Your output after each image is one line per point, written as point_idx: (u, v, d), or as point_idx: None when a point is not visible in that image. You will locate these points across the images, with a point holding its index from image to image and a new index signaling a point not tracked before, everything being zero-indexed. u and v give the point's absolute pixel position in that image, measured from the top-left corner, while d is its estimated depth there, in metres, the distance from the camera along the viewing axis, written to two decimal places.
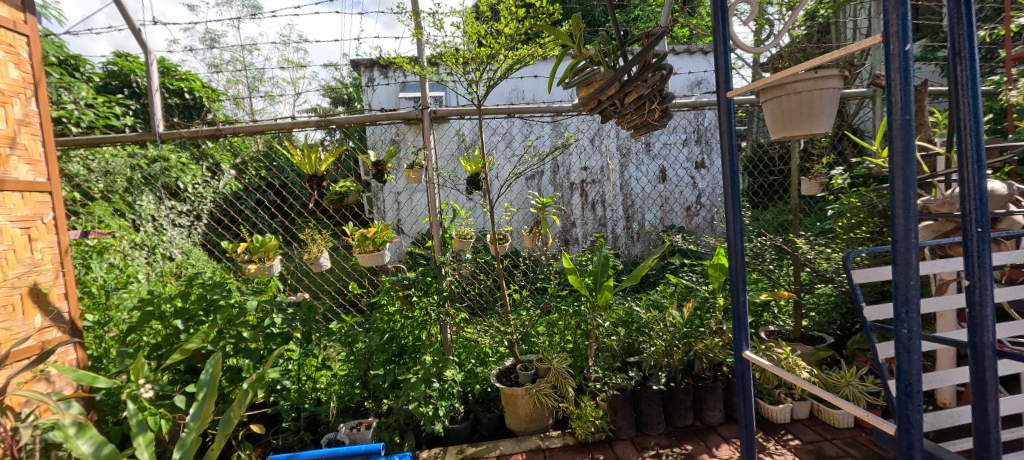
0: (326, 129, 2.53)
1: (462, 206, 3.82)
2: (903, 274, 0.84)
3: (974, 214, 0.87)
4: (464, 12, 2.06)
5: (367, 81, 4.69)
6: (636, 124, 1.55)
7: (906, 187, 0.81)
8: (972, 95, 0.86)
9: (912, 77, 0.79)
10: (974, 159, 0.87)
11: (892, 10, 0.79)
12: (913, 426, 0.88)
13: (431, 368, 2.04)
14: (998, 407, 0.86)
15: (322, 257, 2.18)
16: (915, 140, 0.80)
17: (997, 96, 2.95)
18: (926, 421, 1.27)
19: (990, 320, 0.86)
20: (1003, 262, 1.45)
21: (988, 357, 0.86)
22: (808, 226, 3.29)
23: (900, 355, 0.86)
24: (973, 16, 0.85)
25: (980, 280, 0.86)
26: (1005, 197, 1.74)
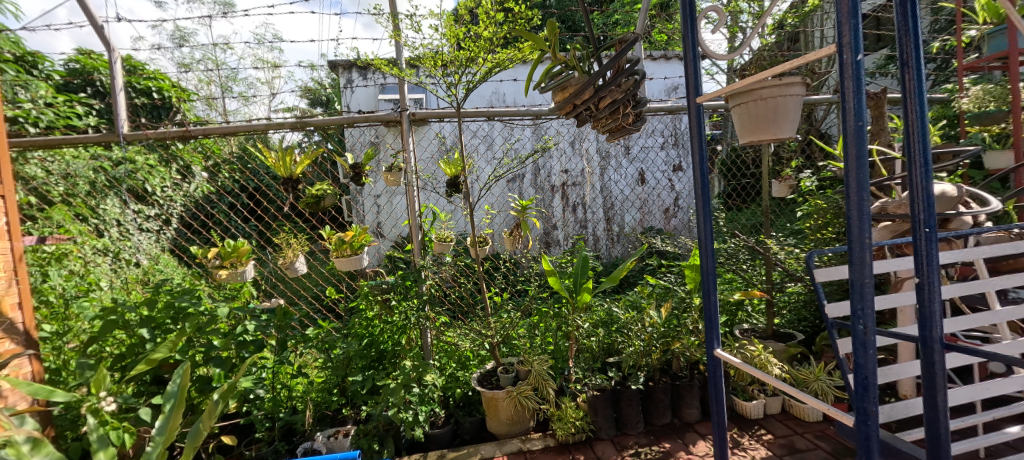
0: (302, 130, 2.48)
1: (442, 208, 3.79)
2: (858, 273, 0.87)
3: (923, 216, 0.92)
4: (442, 14, 2.05)
5: (345, 82, 4.63)
6: (611, 128, 1.57)
7: (860, 190, 0.84)
8: (919, 103, 0.92)
9: (864, 86, 0.83)
10: (921, 162, 0.91)
11: (845, 22, 0.83)
12: (869, 417, 0.91)
13: (411, 373, 2.02)
14: (946, 398, 0.94)
15: (297, 261, 2.13)
16: (869, 145, 0.83)
17: (951, 103, 3.11)
18: (882, 412, 1.36)
19: (939, 316, 0.93)
20: (949, 260, 1.54)
21: (936, 350, 0.94)
22: (780, 227, 3.38)
23: (856, 350, 0.89)
24: (920, 29, 0.91)
25: (929, 278, 0.93)
26: (953, 199, 1.83)
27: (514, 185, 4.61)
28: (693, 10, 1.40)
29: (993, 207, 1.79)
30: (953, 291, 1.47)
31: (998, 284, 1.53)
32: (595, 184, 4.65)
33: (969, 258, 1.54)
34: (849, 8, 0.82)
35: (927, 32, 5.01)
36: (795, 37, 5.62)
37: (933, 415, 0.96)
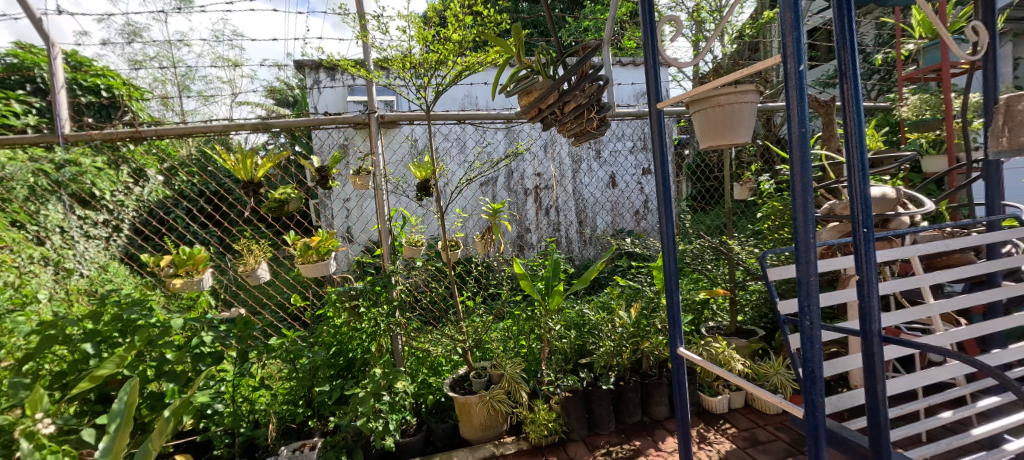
0: (266, 132, 2.40)
1: (412, 212, 3.73)
2: (805, 272, 0.93)
3: (861, 217, 0.97)
4: (411, 16, 2.02)
5: (312, 83, 4.51)
6: (576, 132, 1.58)
7: (805, 193, 0.90)
8: (855, 112, 0.97)
9: (807, 95, 0.88)
10: (859, 166, 0.96)
11: (788, 34, 0.88)
12: (817, 409, 0.98)
13: (380, 381, 1.97)
14: (885, 387, 1.01)
15: (259, 269, 2.04)
16: (812, 151, 0.88)
17: (894, 111, 3.31)
18: (831, 403, 1.35)
19: (877, 311, 0.98)
20: (888, 257, 1.62)
21: (877, 343, 1.00)
22: (742, 228, 3.50)
23: (804, 345, 0.96)
24: (855, 44, 0.97)
25: (869, 275, 0.98)
26: (893, 200, 1.95)
27: (486, 188, 4.59)
28: (653, 18, 1.43)
29: (927, 208, 1.90)
30: (891, 287, 1.54)
31: (932, 279, 1.62)
32: (567, 186, 4.67)
33: (906, 255, 1.62)
34: (792, 22, 0.87)
35: (871, 44, 5.34)
36: (754, 46, 5.86)
37: (874, 403, 1.03)
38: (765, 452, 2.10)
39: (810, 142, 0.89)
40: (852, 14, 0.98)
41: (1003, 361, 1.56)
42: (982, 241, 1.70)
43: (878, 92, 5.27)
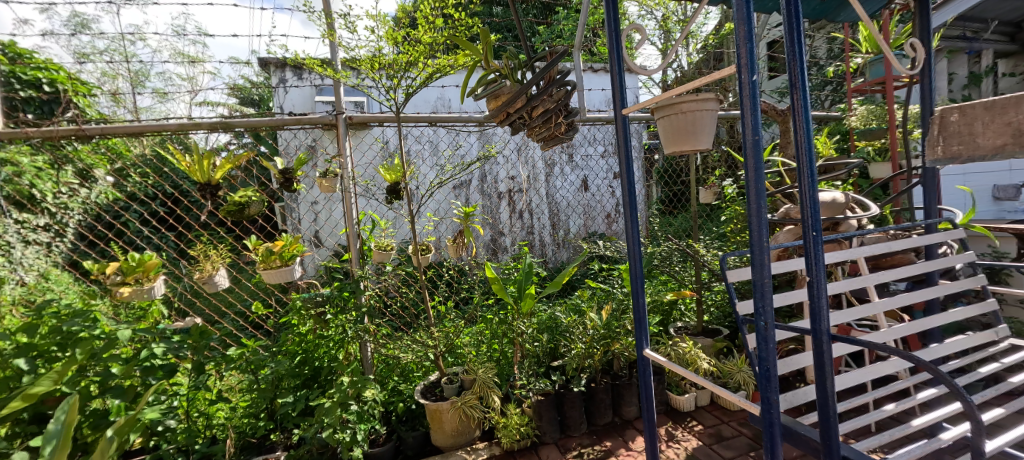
0: (227, 132, 2.29)
1: (381, 215, 3.66)
2: (759, 273, 1.01)
3: (811, 221, 1.04)
4: (380, 16, 1.98)
5: (277, 81, 4.38)
6: (545, 136, 1.58)
7: (758, 198, 0.98)
8: (805, 120, 1.03)
9: (760, 103, 0.95)
10: (809, 172, 1.02)
11: (742, 46, 0.95)
12: (772, 407, 1.05)
13: (348, 390, 1.91)
14: (833, 384, 1.09)
15: (217, 275, 1.94)
16: (765, 157, 0.96)
17: (844, 121, 3.50)
18: (785, 399, 1.36)
19: (827, 310, 1.06)
20: (837, 258, 1.69)
21: (825, 341, 1.08)
22: (708, 231, 3.61)
23: (760, 345, 1.04)
24: (804, 57, 1.04)
25: (818, 277, 1.04)
26: (842, 204, 2.07)
27: (458, 191, 4.55)
28: (618, 26, 1.46)
29: (873, 211, 2.02)
30: (839, 286, 1.59)
31: (877, 279, 1.69)
32: (541, 190, 4.68)
33: (853, 257, 1.69)
34: (745, 34, 0.95)
35: (824, 57, 5.64)
36: (718, 56, 6.07)
37: (824, 399, 1.11)
38: (729, 447, 2.15)
39: (763, 151, 0.97)
40: (800, 26, 1.05)
41: (940, 355, 1.64)
42: (921, 242, 1.80)
43: (831, 102, 5.55)
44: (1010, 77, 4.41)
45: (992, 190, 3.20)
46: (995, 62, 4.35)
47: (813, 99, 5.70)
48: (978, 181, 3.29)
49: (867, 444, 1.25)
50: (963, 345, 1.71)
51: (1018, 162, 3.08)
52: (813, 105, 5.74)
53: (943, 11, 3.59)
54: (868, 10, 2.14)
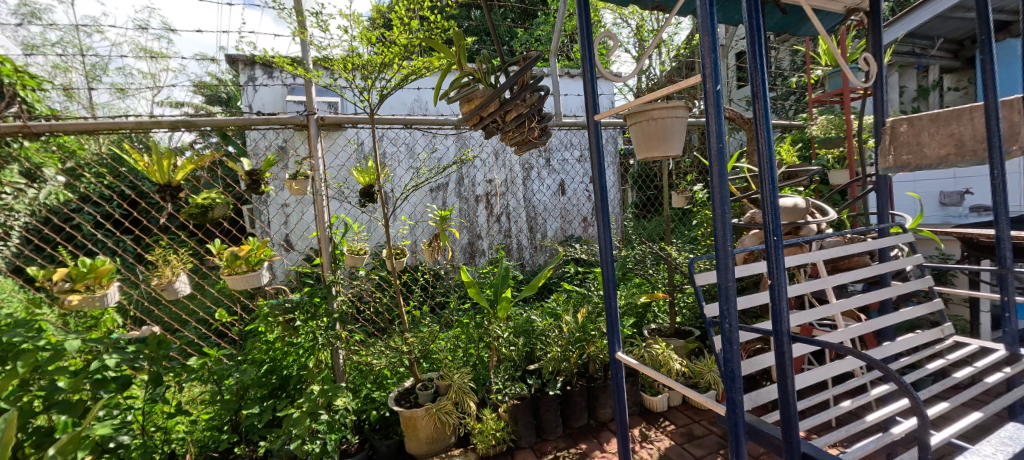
0: (191, 131, 2.19)
1: (354, 219, 3.58)
2: (724, 277, 1.05)
3: (771, 226, 1.07)
4: (353, 15, 1.94)
5: (246, 80, 4.24)
6: (518, 141, 1.58)
7: (723, 204, 1.02)
8: (767, 130, 1.07)
9: (724, 112, 0.99)
10: (770, 179, 1.06)
11: (707, 56, 1.00)
12: (736, 406, 1.10)
13: (318, 399, 1.85)
14: (794, 383, 1.12)
15: (177, 282, 1.85)
16: (728, 164, 1.00)
17: (806, 130, 3.65)
18: (750, 398, 1.36)
19: (787, 312, 1.09)
20: (799, 261, 1.74)
21: (785, 341, 1.11)
22: (680, 234, 3.68)
23: (726, 346, 1.08)
24: (765, 69, 1.08)
25: (779, 280, 1.08)
26: (802, 209, 2.14)
27: (435, 194, 4.50)
28: (590, 34, 1.47)
29: (832, 216, 2.10)
30: (799, 288, 1.63)
31: (834, 281, 1.75)
32: (518, 194, 4.68)
33: (812, 260, 1.74)
34: (710, 46, 0.99)
35: (788, 69, 5.88)
36: (689, 65, 6.24)
37: (785, 397, 1.13)
38: (700, 446, 2.19)
39: (727, 160, 1.01)
40: (762, 38, 1.09)
41: (892, 352, 1.69)
42: (875, 245, 1.87)
43: (794, 111, 5.79)
44: (954, 91, 4.58)
45: (938, 196, 3.37)
46: (942, 77, 4.62)
47: (777, 108, 5.93)
48: (926, 187, 3.43)
49: (825, 439, 1.25)
50: (912, 343, 1.77)
51: (960, 171, 3.30)
52: (777, 114, 5.98)
53: (894, 28, 3.79)
54: (827, 25, 2.23)
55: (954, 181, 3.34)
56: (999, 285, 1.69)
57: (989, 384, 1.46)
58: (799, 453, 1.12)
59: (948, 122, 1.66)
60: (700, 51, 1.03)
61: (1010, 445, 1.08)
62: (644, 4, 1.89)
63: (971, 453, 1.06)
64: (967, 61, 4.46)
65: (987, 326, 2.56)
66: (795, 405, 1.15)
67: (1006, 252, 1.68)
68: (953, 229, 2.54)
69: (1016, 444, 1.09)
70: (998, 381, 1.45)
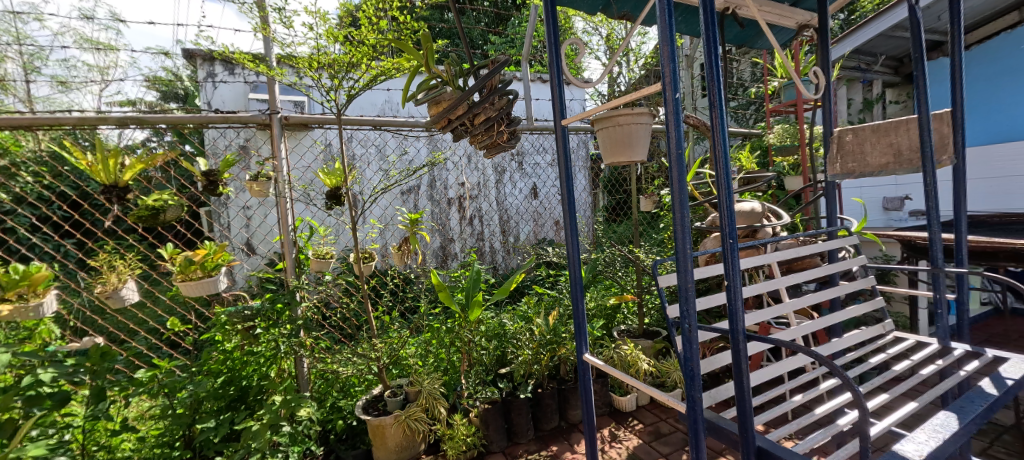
0: (142, 128, 2.06)
1: (321, 221, 3.47)
2: (683, 278, 1.09)
3: (729, 230, 1.10)
4: (318, 13, 1.88)
5: (205, 76, 4.06)
6: (487, 144, 1.55)
7: (682, 208, 1.05)
8: (723, 138, 1.09)
9: (682, 119, 1.02)
10: (726, 184, 1.09)
11: (667, 65, 1.03)
12: (696, 404, 1.14)
13: (280, 410, 1.76)
14: (750, 380, 1.15)
15: (124, 289, 1.74)
16: (686, 169, 1.03)
17: (764, 138, 3.81)
18: (710, 394, 1.39)
19: (742, 311, 1.13)
20: (755, 262, 1.79)
21: (741, 340, 1.15)
22: (648, 237, 3.76)
23: (685, 346, 1.12)
24: (720, 79, 1.11)
25: (735, 281, 1.12)
26: (759, 213, 2.22)
27: (406, 197, 4.42)
28: (558, 39, 1.48)
29: (785, 219, 2.19)
30: (753, 288, 1.67)
31: (787, 281, 1.81)
32: (490, 197, 4.65)
33: (767, 261, 1.80)
34: (669, 55, 1.01)
35: (748, 79, 6.13)
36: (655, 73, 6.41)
37: (741, 393, 1.16)
38: (667, 443, 2.22)
39: (685, 166, 1.04)
40: (718, 49, 1.12)
41: (840, 348, 1.77)
42: (825, 247, 1.95)
43: (754, 120, 6.03)
44: (895, 104, 4.89)
45: (882, 201, 3.57)
46: (884, 90, 4.92)
47: (739, 117, 6.17)
48: (870, 193, 3.63)
49: (778, 432, 1.28)
50: (857, 338, 1.84)
51: (901, 178, 3.51)
52: (739, 122, 6.21)
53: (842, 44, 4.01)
54: (781, 39, 2.34)
55: (895, 188, 3.53)
56: (933, 283, 1.79)
57: (924, 376, 1.54)
58: (754, 446, 1.15)
59: (888, 133, 1.75)
60: (661, 60, 1.05)
61: (942, 432, 1.17)
62: (610, 13, 1.92)
63: (906, 441, 1.14)
64: (906, 77, 4.78)
65: (924, 321, 2.72)
66: (750, 401, 1.19)
67: (938, 253, 1.78)
68: (894, 231, 2.70)
69: (947, 430, 1.17)
70: (932, 372, 1.54)
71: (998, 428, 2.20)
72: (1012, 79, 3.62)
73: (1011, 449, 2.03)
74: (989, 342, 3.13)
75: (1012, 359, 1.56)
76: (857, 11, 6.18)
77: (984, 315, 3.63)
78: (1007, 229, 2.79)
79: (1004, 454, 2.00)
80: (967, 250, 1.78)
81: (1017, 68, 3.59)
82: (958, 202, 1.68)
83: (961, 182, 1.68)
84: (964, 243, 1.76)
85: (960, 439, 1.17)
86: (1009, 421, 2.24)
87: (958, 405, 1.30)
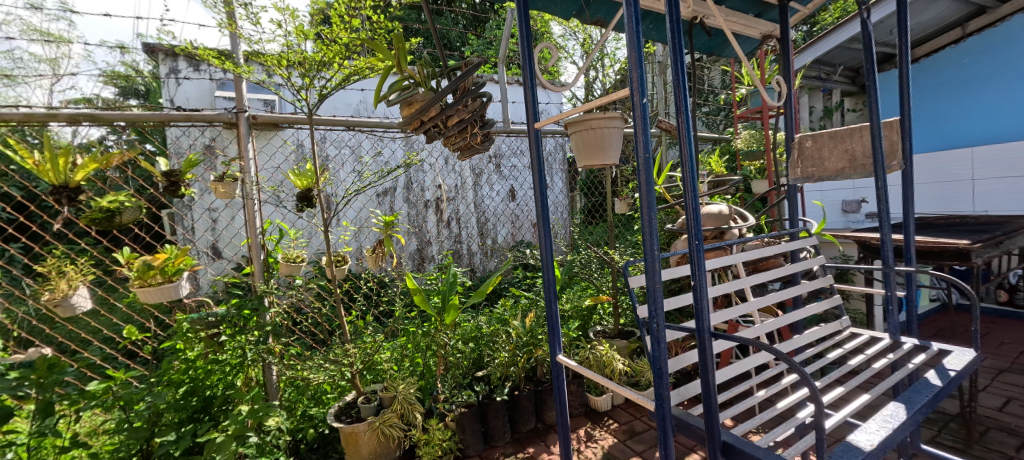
0: (97, 126, 1.96)
1: (291, 224, 3.37)
2: (651, 279, 1.11)
3: (695, 231, 1.12)
4: (286, 8, 1.82)
5: (168, 72, 3.89)
6: (460, 146, 1.54)
7: (650, 211, 1.06)
8: (688, 142, 1.11)
9: (649, 123, 1.04)
10: (692, 188, 1.11)
11: (634, 71, 1.04)
12: (663, 401, 1.16)
13: (246, 420, 1.68)
14: (715, 377, 1.17)
15: (75, 296, 1.64)
16: (652, 172, 1.05)
17: (732, 142, 3.92)
18: (679, 392, 1.41)
19: (708, 310, 1.15)
20: (722, 262, 1.83)
21: (706, 338, 1.17)
22: (622, 239, 3.80)
23: (653, 345, 1.14)
24: (686, 85, 1.13)
25: (701, 281, 1.14)
26: (726, 215, 2.29)
27: (381, 198, 4.34)
28: (530, 42, 1.48)
29: (751, 221, 2.25)
30: (718, 287, 1.70)
31: (752, 280, 1.85)
32: (468, 199, 4.62)
33: (733, 261, 1.84)
34: (636, 61, 1.03)
35: (719, 86, 6.31)
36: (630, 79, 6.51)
37: (707, 390, 1.17)
38: (641, 441, 2.24)
39: (653, 170, 1.06)
40: (684, 56, 1.13)
41: (803, 344, 1.83)
42: (788, 247, 2.01)
43: (724, 125, 6.22)
44: (854, 112, 5.13)
45: (840, 204, 3.73)
46: (843, 99, 5.15)
47: (710, 123, 6.34)
48: (830, 196, 3.78)
49: (742, 427, 1.31)
50: (818, 334, 1.90)
51: (858, 182, 3.68)
52: (710, 128, 6.39)
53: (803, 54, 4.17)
54: (747, 48, 2.41)
55: (853, 191, 3.69)
56: (886, 281, 1.86)
57: (877, 369, 1.60)
58: (720, 441, 1.17)
59: (844, 139, 1.82)
60: (628, 66, 1.06)
61: (891, 422, 1.21)
62: (583, 18, 1.92)
63: (860, 432, 1.18)
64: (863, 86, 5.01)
65: (881, 318, 2.85)
66: (716, 397, 1.20)
67: (888, 253, 1.86)
68: (852, 233, 2.82)
69: (897, 420, 1.22)
70: (884, 366, 1.60)
71: (945, 416, 2.32)
72: (954, 94, 3.84)
73: (957, 436, 2.14)
74: (938, 336, 3.30)
75: (955, 351, 1.64)
76: (818, 24, 6.47)
77: (932, 311, 3.83)
78: (953, 229, 2.96)
79: (951, 442, 2.11)
80: (915, 250, 1.86)
81: (960, 83, 3.81)
82: (907, 205, 1.77)
83: (909, 186, 1.76)
84: (912, 242, 1.84)
85: (909, 428, 1.22)
86: (954, 409, 2.36)
87: (907, 395, 1.36)
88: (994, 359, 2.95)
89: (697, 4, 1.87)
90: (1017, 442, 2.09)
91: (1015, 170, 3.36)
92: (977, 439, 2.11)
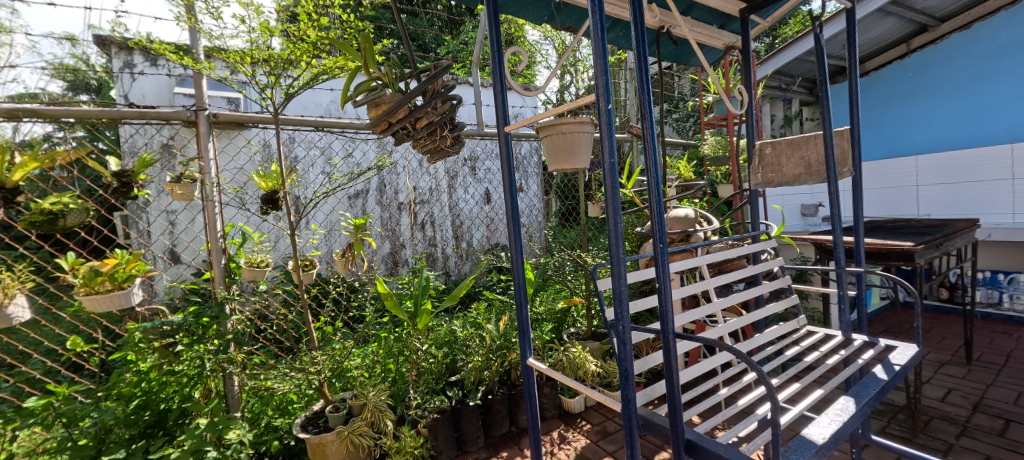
0: (38, 122, 1.83)
1: (257, 227, 3.24)
2: (617, 282, 1.11)
3: (659, 235, 1.13)
4: (250, 4, 1.75)
5: (122, 66, 3.71)
6: (430, 149, 1.51)
7: (615, 215, 1.07)
8: (653, 148, 1.12)
9: (615, 128, 1.04)
10: (657, 192, 1.12)
11: (600, 76, 1.04)
12: (629, 402, 1.17)
13: (204, 434, 1.59)
14: (679, 377, 1.18)
15: (11, 306, 1.52)
16: (618, 177, 1.05)
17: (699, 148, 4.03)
18: (647, 392, 1.41)
19: (672, 312, 1.17)
20: (687, 264, 1.85)
21: (671, 339, 1.19)
22: (595, 241, 3.84)
23: (619, 347, 1.15)
24: (650, 92, 1.14)
25: (665, 284, 1.15)
26: (692, 219, 2.33)
27: (353, 201, 4.24)
28: (500, 45, 1.47)
29: (715, 224, 2.30)
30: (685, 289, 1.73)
31: (716, 281, 1.88)
32: (442, 202, 4.56)
33: (698, 264, 1.87)
34: (601, 66, 1.03)
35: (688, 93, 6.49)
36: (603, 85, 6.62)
37: (672, 390, 1.18)
38: (613, 442, 2.26)
39: (619, 174, 1.07)
40: (648, 63, 1.15)
41: (765, 343, 1.88)
42: (749, 249, 2.05)
43: (693, 132, 6.40)
44: (812, 121, 5.37)
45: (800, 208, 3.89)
46: (802, 108, 5.39)
47: (680, 129, 6.51)
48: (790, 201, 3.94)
49: (707, 425, 1.33)
50: (778, 333, 1.96)
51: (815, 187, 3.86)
52: (680, 134, 6.56)
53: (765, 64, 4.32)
54: (712, 57, 2.47)
55: (810, 196, 3.87)
56: (841, 281, 1.93)
57: (830, 364, 1.66)
58: (684, 439, 1.18)
59: (801, 147, 1.89)
60: (594, 71, 1.07)
61: (842, 415, 1.26)
62: (555, 23, 1.93)
63: (812, 426, 1.22)
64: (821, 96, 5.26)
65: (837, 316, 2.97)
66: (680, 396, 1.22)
67: (840, 254, 1.94)
68: (810, 236, 2.95)
69: (848, 413, 1.27)
70: (838, 362, 1.66)
71: (893, 408, 2.43)
72: (902, 105, 4.07)
73: (905, 427, 2.25)
74: (887, 333, 3.48)
75: (900, 347, 1.72)
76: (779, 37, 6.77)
77: (883, 309, 4.03)
78: (902, 232, 3.13)
79: (900, 432, 2.21)
80: (865, 251, 1.95)
81: (906, 95, 4.04)
82: (858, 210, 1.85)
83: (859, 191, 1.84)
84: (862, 244, 1.93)
85: (858, 421, 1.27)
86: (902, 401, 2.48)
87: (856, 389, 1.41)
88: (937, 353, 3.13)
89: (665, 14, 1.91)
90: (958, 430, 2.21)
91: (957, 177, 3.59)
92: (922, 428, 2.22)
